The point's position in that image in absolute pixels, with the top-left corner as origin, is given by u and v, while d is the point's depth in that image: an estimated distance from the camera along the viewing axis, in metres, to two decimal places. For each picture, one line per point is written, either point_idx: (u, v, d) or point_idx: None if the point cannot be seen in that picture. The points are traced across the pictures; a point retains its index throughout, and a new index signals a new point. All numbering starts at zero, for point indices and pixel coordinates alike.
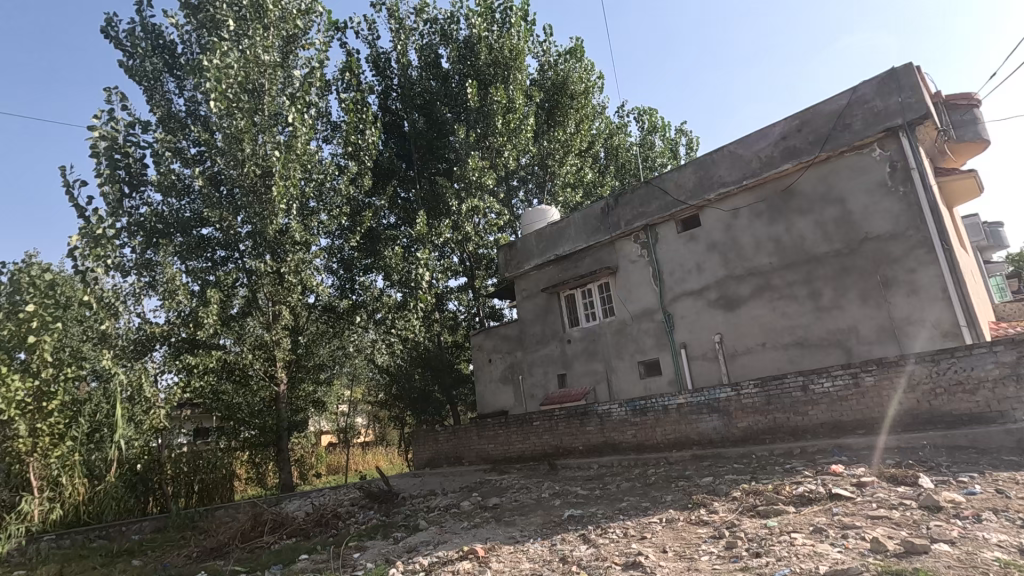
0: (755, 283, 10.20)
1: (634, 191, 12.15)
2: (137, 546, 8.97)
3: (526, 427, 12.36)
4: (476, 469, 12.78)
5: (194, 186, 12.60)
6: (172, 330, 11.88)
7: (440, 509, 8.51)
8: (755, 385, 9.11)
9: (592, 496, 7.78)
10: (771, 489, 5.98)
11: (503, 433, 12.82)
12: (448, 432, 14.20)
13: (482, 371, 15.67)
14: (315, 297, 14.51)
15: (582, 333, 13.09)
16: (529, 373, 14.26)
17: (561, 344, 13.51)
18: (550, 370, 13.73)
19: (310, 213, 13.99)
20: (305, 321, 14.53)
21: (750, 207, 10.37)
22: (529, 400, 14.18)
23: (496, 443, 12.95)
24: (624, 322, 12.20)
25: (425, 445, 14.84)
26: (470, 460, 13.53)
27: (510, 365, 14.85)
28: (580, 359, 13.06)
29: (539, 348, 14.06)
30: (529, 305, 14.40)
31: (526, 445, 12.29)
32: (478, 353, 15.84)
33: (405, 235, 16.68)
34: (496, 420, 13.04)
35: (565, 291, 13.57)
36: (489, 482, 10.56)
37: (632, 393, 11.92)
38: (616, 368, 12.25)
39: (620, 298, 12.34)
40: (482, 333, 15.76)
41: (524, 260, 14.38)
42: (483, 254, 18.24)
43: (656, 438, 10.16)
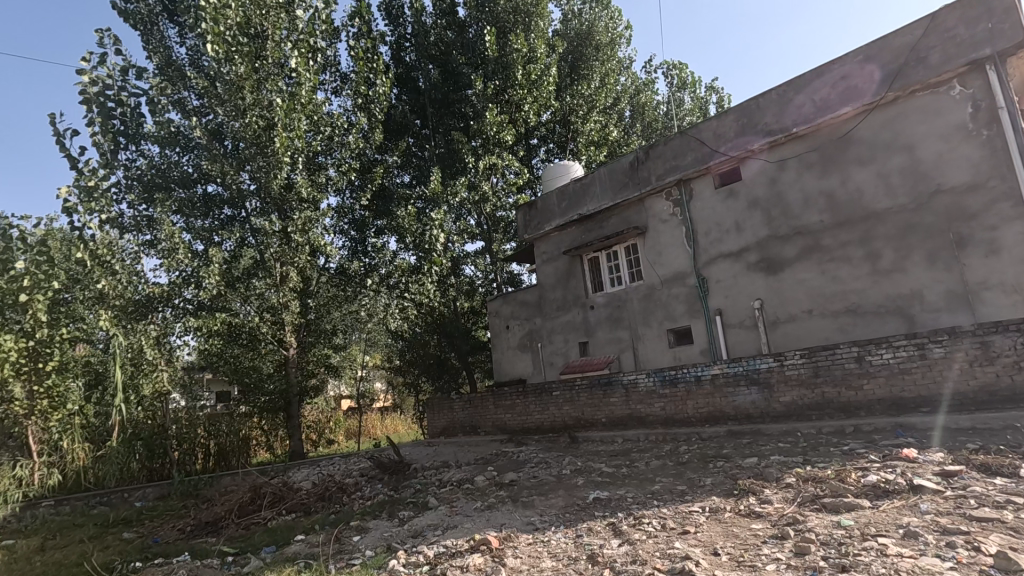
0: (803, 243, 9.15)
1: (666, 143, 11.05)
2: (136, 514, 8.55)
3: (545, 397, 11.65)
4: (492, 439, 12.18)
5: (193, 138, 11.81)
6: (173, 292, 11.16)
7: (453, 484, 7.87)
8: (802, 356, 8.19)
9: (619, 475, 7.05)
10: (833, 476, 5.15)
11: (521, 403, 12.14)
12: (463, 400, 13.60)
13: (499, 338, 14.95)
14: (325, 259, 13.83)
15: (606, 299, 12.21)
16: (549, 340, 13.49)
17: (583, 310, 12.67)
18: (571, 337, 12.93)
19: (317, 168, 13.23)
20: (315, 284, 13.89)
21: (800, 158, 9.23)
22: (549, 370, 13.45)
23: (513, 413, 12.30)
24: (654, 287, 11.27)
25: (439, 414, 14.29)
26: (486, 430, 12.94)
27: (528, 333, 14.09)
28: (603, 326, 12.21)
29: (559, 314, 13.24)
30: (549, 269, 13.53)
31: (544, 416, 11.61)
32: (495, 319, 15.10)
33: (419, 195, 15.81)
34: (513, 389, 12.35)
35: (589, 254, 12.65)
36: (506, 454, 9.93)
37: (660, 363, 11.07)
38: (643, 337, 11.39)
39: (649, 261, 11.39)
40: (499, 298, 14.98)
41: (545, 221, 13.43)
42: (501, 216, 17.34)
43: (688, 411, 9.35)
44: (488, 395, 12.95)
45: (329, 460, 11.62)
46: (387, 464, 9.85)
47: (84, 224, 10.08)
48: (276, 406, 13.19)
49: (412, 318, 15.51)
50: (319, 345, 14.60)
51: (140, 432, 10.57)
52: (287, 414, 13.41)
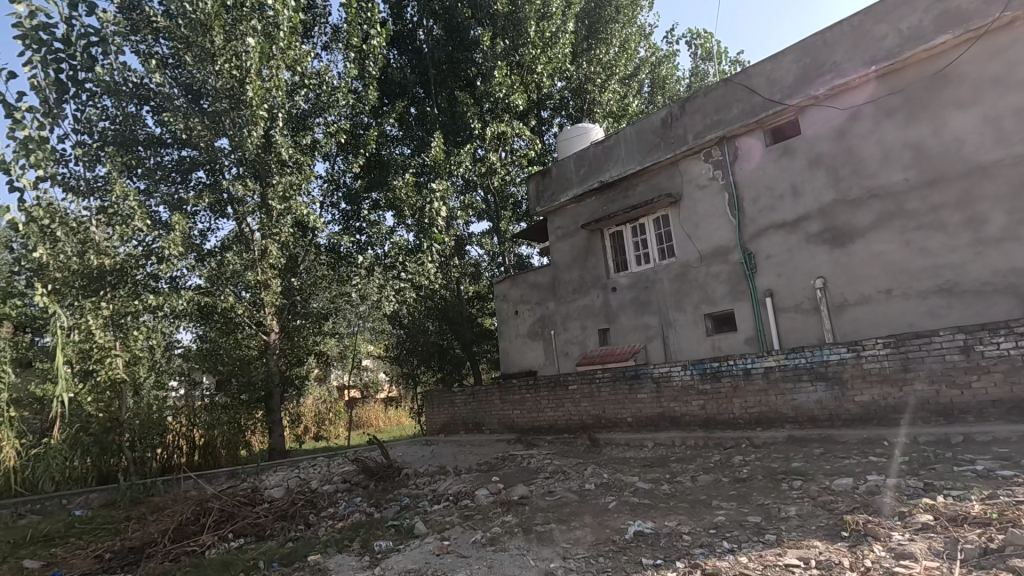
0: (880, 208, 7.48)
1: (705, 94, 9.36)
2: (67, 527, 7.09)
3: (559, 390, 10.07)
4: (498, 440, 10.62)
5: (156, 89, 10.17)
6: (130, 262, 9.41)
7: (447, 502, 6.33)
8: (886, 346, 6.54)
9: (660, 497, 5.45)
10: (997, 518, 3.53)
11: (532, 398, 10.56)
12: (466, 394, 12.05)
13: (507, 325, 13.37)
14: (322, 238, 12.49)
15: (631, 280, 10.59)
16: (564, 327, 11.87)
17: (603, 292, 11.05)
18: (589, 324, 11.31)
19: (303, 130, 11.60)
20: (304, 261, 12.50)
21: (878, 104, 7.54)
22: (563, 361, 11.86)
23: (523, 410, 10.74)
24: (689, 265, 9.62)
25: (439, 409, 12.74)
26: (491, 428, 11.38)
27: (540, 319, 12.49)
28: (627, 311, 10.60)
29: (576, 297, 11.62)
30: (564, 246, 11.92)
31: (559, 414, 10.03)
32: (503, 304, 13.51)
33: (420, 164, 14.19)
34: (523, 382, 10.78)
35: (610, 228, 11.02)
36: (516, 460, 8.38)
37: (695, 354, 9.45)
38: (675, 323, 9.76)
39: (683, 234, 9.74)
40: (507, 280, 13.39)
41: (560, 190, 11.79)
42: (511, 193, 15.78)
43: (734, 412, 7.76)
44: (494, 388, 11.39)
45: (311, 461, 10.13)
46: (374, 469, 8.37)
47: (18, 181, 8.50)
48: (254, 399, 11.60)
49: (410, 301, 14.01)
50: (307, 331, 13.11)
51: (90, 427, 9.13)
52: (268, 407, 11.93)
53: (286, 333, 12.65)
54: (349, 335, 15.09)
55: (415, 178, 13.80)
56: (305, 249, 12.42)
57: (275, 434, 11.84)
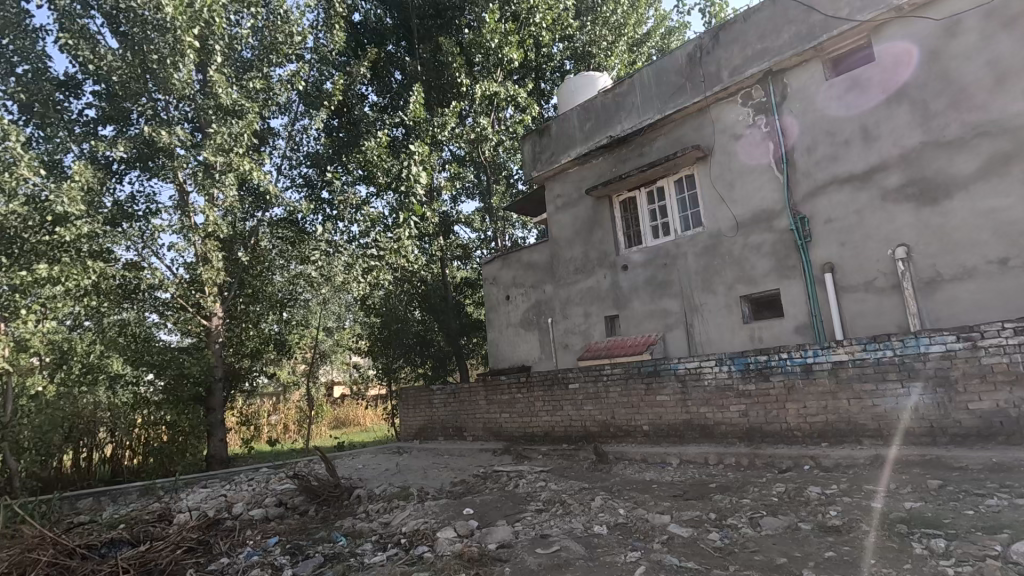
0: (990, 149, 5.58)
1: (745, 18, 7.44)
2: None
3: (557, 389, 8.18)
4: (481, 450, 8.72)
5: (60, 11, 8.26)
6: (13, 219, 7.43)
7: (396, 549, 4.43)
8: (1017, 333, 4.64)
9: (711, 556, 3.54)
10: None
11: (524, 398, 8.67)
12: (447, 393, 10.16)
13: (496, 313, 11.46)
14: (280, 209, 10.74)
15: (647, 256, 8.67)
16: (564, 314, 9.96)
17: (612, 272, 9.14)
18: (594, 310, 9.40)
19: (248, 69, 9.64)
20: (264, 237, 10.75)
21: (989, 11, 5.65)
22: (561, 355, 9.96)
23: (512, 413, 8.84)
24: (721, 234, 7.71)
25: (415, 411, 10.84)
26: (474, 435, 9.48)
27: (535, 305, 10.56)
28: (641, 294, 8.69)
29: (579, 279, 9.71)
30: (565, 217, 10.01)
31: (556, 419, 8.13)
32: (493, 288, 11.59)
33: (397, 123, 12.30)
34: (513, 378, 8.87)
35: (622, 193, 9.13)
36: (500, 480, 6.49)
37: (729, 346, 7.55)
38: (703, 308, 7.84)
39: (714, 197, 7.82)
40: (498, 261, 11.48)
41: (561, 151, 9.88)
42: (501, 162, 14.29)
43: (788, 422, 5.88)
44: (478, 385, 9.50)
45: (249, 473, 8.24)
46: (317, 487, 6.58)
47: None
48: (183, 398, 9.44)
49: (382, 284, 12.17)
50: (266, 318, 11.34)
51: None
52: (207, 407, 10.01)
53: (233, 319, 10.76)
54: (319, 326, 13.26)
55: (391, 138, 11.96)
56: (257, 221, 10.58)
57: (215, 440, 9.97)
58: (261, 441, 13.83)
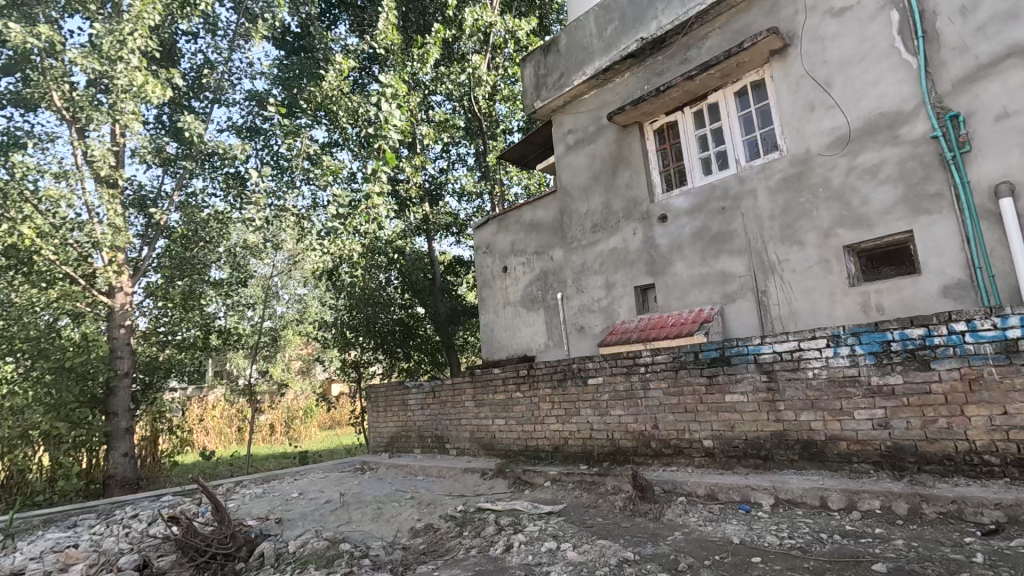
0: None
1: None
2: None
3: (572, 386, 5.78)
4: (465, 470, 6.32)
5: None
6: None
7: None
8: None
9: None
10: None
11: (525, 399, 6.27)
12: (424, 391, 7.76)
13: (489, 291, 9.07)
14: (218, 164, 8.74)
15: (694, 199, 6.24)
16: (578, 286, 7.54)
17: (645, 226, 6.72)
18: (619, 279, 6.99)
19: None
20: (199, 195, 8.67)
21: None
22: (574, 341, 7.56)
23: (508, 420, 6.45)
24: (811, 157, 5.27)
25: (386, 416, 8.45)
26: (459, 447, 7.09)
27: (540, 276, 8.16)
28: (686, 253, 6.27)
29: (598, 239, 7.28)
30: (580, 157, 7.60)
31: (571, 428, 5.75)
32: (486, 259, 9.20)
33: (366, 55, 9.98)
34: (510, 372, 6.48)
35: (657, 119, 6.78)
36: (483, 533, 4.04)
37: (825, 320, 5.12)
38: (782, 267, 5.43)
39: (799, 104, 5.39)
40: (493, 223, 9.09)
41: (571, 70, 7.52)
42: (498, 114, 12.05)
43: (971, 439, 3.47)
44: (465, 380, 7.09)
45: (133, 508, 5.88)
46: (196, 540, 4.17)
47: None
48: (64, 401, 6.82)
49: (349, 256, 9.86)
50: (206, 299, 9.07)
51: None
52: (107, 411, 7.43)
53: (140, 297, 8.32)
54: (278, 310, 11.01)
55: (357, 71, 9.59)
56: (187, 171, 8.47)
57: (115, 455, 7.26)
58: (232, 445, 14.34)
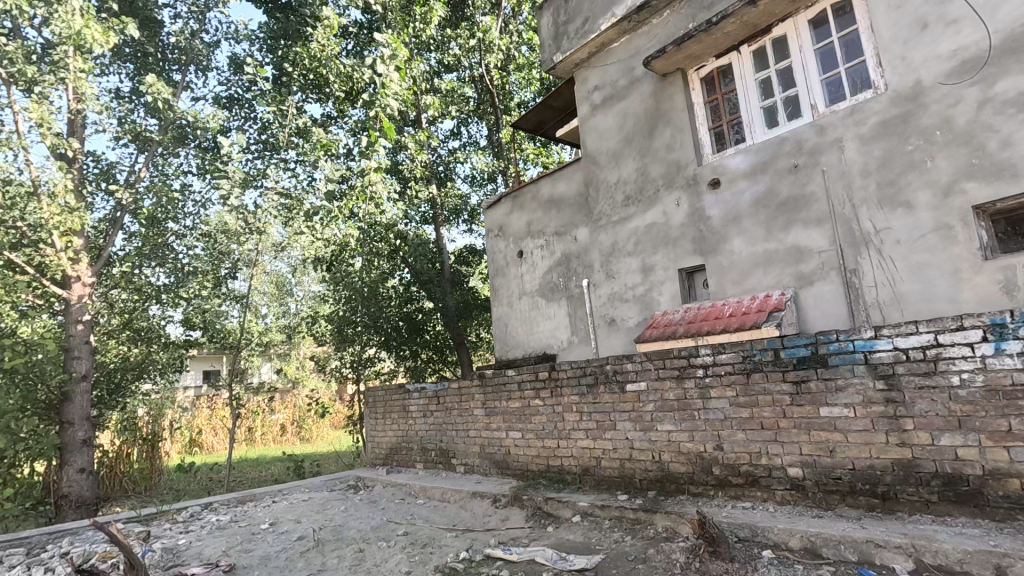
0: None
1: None
2: None
3: (607, 395, 4.62)
4: (472, 495, 5.19)
5: None
6: None
7: None
8: None
9: None
10: None
11: (546, 409, 5.11)
12: (426, 396, 6.64)
13: (502, 280, 7.90)
14: (193, 137, 7.69)
15: (756, 158, 4.99)
16: (607, 271, 6.33)
17: (692, 195, 5.50)
18: (659, 261, 5.78)
19: None
20: (173, 173, 7.63)
21: None
22: (603, 337, 6.36)
23: (525, 432, 5.30)
24: (923, 91, 4.01)
25: (385, 424, 7.34)
26: (467, 463, 5.96)
27: (561, 261, 6.97)
28: (746, 226, 5.04)
29: (632, 213, 6.07)
30: (608, 117, 6.40)
31: (605, 446, 4.59)
32: (498, 243, 8.04)
33: (362, 16, 8.88)
34: (527, 374, 5.32)
35: (705, 63, 5.55)
36: None
37: (945, 307, 3.87)
38: (881, 239, 4.18)
39: (906, 23, 4.13)
40: (505, 202, 7.93)
41: (597, 12, 6.32)
42: (511, 85, 10.89)
43: None
44: (474, 385, 5.95)
45: (69, 542, 4.86)
46: None
47: None
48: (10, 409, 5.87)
49: (344, 242, 8.80)
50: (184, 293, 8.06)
51: None
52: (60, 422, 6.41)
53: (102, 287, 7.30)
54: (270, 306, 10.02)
55: (351, 31, 8.50)
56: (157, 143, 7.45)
57: (69, 471, 6.29)
58: (238, 445, 14.81)
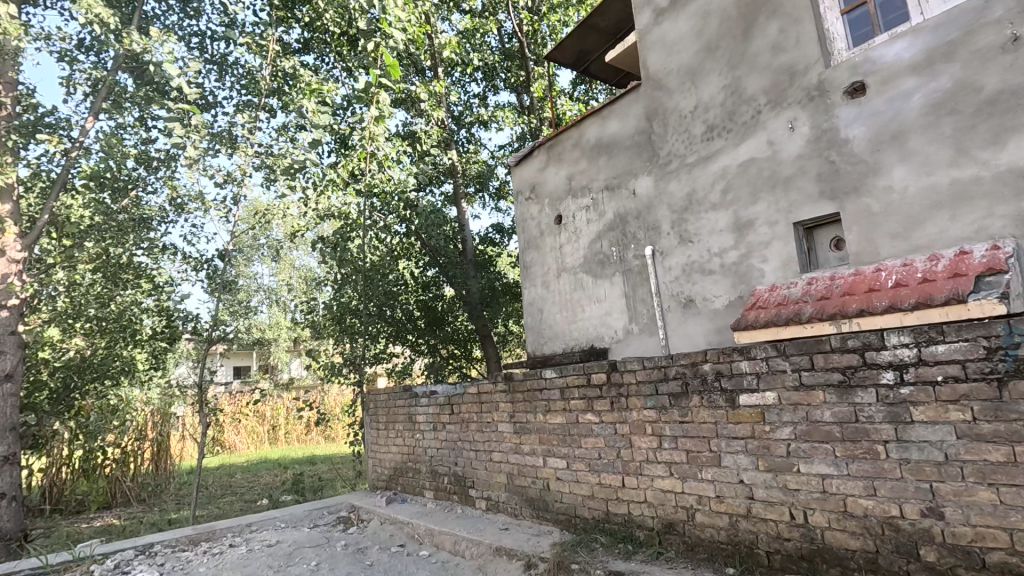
0: None
1: None
2: None
3: (707, 413, 2.93)
4: (495, 551, 3.57)
5: None
6: None
7: None
8: None
9: None
10: None
11: (604, 429, 3.47)
12: (437, 404, 5.05)
13: (534, 255, 6.24)
14: (156, 85, 6.31)
15: (934, 37, 3.20)
16: (681, 233, 4.61)
17: (815, 112, 3.73)
18: (761, 213, 4.03)
19: None
20: (131, 128, 6.25)
21: None
22: (675, 324, 4.65)
23: (572, 460, 3.66)
24: None
25: (388, 437, 5.79)
26: (488, 498, 4.36)
27: (612, 225, 5.28)
28: (915, 147, 3.26)
29: (718, 149, 4.34)
30: (680, 23, 4.68)
31: (706, 493, 2.91)
32: (529, 209, 6.39)
33: None
34: (574, 376, 3.68)
35: None
36: None
37: None
38: None
39: None
40: (537, 156, 6.29)
41: None
42: (545, 31, 9.23)
43: None
44: (498, 391, 4.33)
45: None
46: None
47: None
48: None
49: (344, 212, 7.35)
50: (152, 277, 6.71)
51: None
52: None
53: (44, 262, 6.09)
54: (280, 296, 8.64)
55: None
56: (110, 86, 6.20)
57: None
58: (263, 445, 13.91)
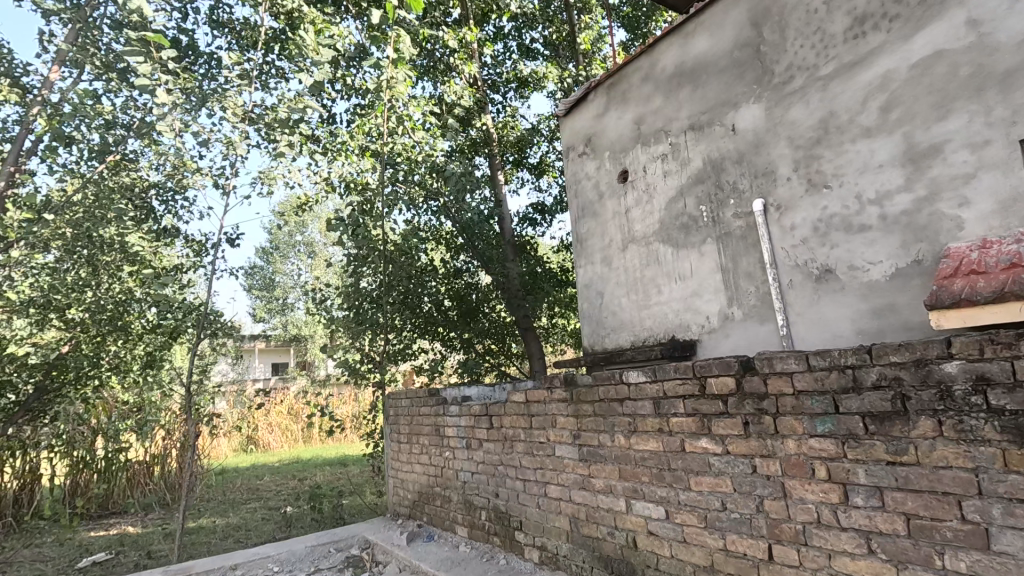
0: None
1: None
2: None
3: (952, 453, 1.62)
4: None
5: None
6: None
7: None
8: None
9: None
10: None
11: (733, 466, 2.18)
12: (472, 414, 3.85)
13: (591, 225, 4.96)
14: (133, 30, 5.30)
15: None
16: (810, 176, 3.26)
17: None
18: (955, 133, 2.67)
19: None
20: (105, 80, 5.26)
21: None
22: (801, 306, 3.31)
23: (677, 511, 2.38)
24: None
25: (411, 454, 4.62)
26: (543, 550, 3.12)
27: (699, 176, 3.95)
28: None
29: (873, 47, 2.99)
30: None
31: None
32: (583, 168, 5.10)
33: None
34: (679, 381, 2.41)
35: None
36: None
37: None
38: None
39: None
40: (592, 101, 4.99)
41: None
42: None
43: None
44: (555, 401, 3.09)
45: None
46: None
47: None
48: None
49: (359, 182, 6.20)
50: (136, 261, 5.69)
51: None
52: None
53: None
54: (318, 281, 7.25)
55: None
56: (86, 35, 5.30)
57: None
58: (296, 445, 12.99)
